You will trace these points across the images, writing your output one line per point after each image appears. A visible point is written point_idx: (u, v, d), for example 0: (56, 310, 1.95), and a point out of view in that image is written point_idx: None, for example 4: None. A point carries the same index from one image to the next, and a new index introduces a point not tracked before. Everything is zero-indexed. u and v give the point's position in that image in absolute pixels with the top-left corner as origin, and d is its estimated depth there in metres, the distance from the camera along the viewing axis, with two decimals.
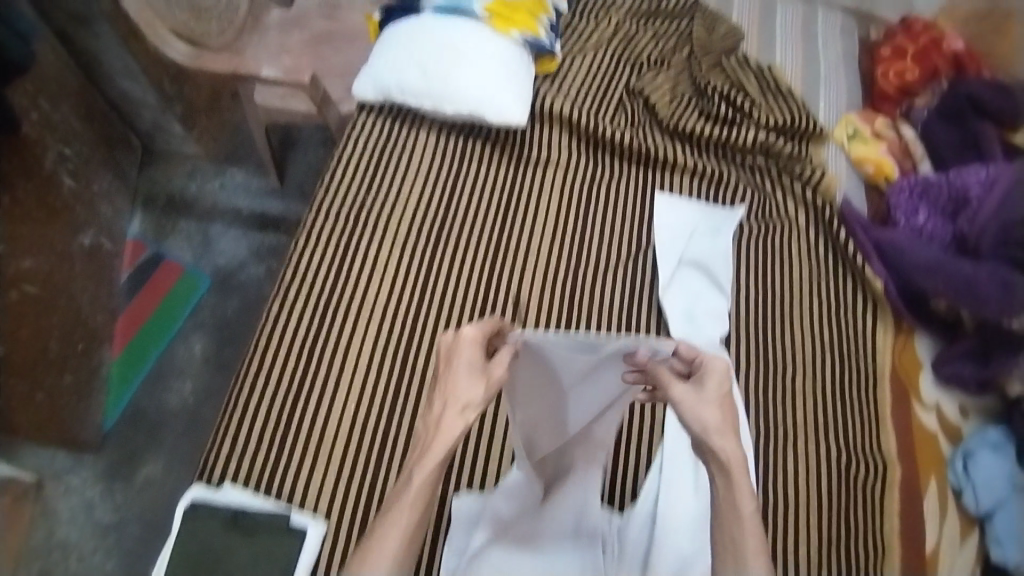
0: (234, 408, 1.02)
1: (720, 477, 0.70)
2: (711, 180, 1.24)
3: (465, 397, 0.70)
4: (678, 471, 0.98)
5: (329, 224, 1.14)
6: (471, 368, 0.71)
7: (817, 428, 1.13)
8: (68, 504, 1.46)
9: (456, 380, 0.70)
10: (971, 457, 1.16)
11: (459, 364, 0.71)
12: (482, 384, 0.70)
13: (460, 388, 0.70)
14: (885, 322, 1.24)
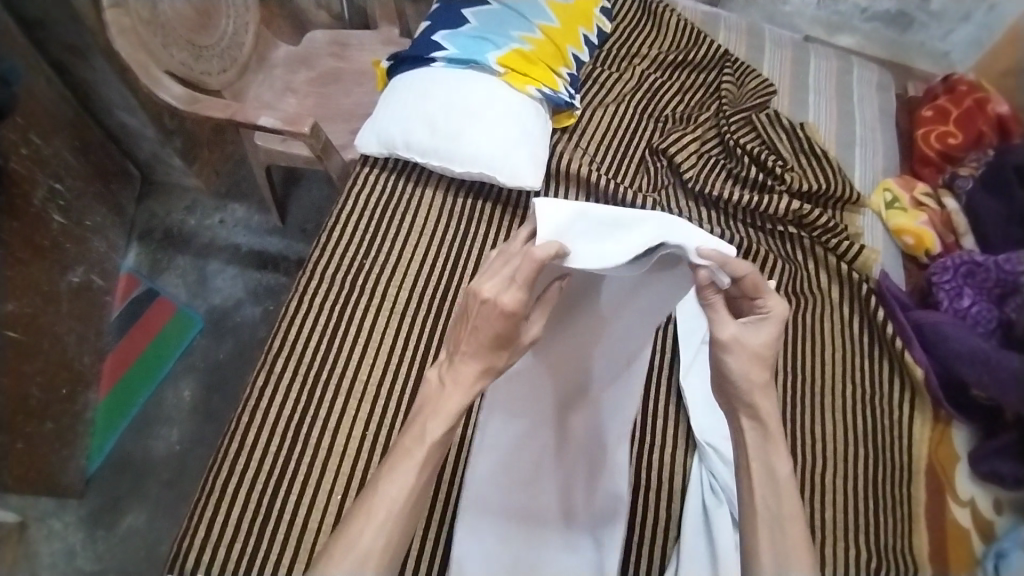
0: (209, 493, 0.92)
1: (758, 442, 0.73)
2: (740, 250, 1.14)
3: (488, 361, 0.69)
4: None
5: (324, 288, 1.05)
6: (502, 334, 0.67)
7: (861, 533, 0.99)
8: (47, 551, 1.34)
9: (485, 345, 0.67)
10: (1005, 558, 1.00)
11: (491, 328, 0.67)
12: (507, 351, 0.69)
13: (484, 354, 0.69)
14: (924, 412, 1.10)
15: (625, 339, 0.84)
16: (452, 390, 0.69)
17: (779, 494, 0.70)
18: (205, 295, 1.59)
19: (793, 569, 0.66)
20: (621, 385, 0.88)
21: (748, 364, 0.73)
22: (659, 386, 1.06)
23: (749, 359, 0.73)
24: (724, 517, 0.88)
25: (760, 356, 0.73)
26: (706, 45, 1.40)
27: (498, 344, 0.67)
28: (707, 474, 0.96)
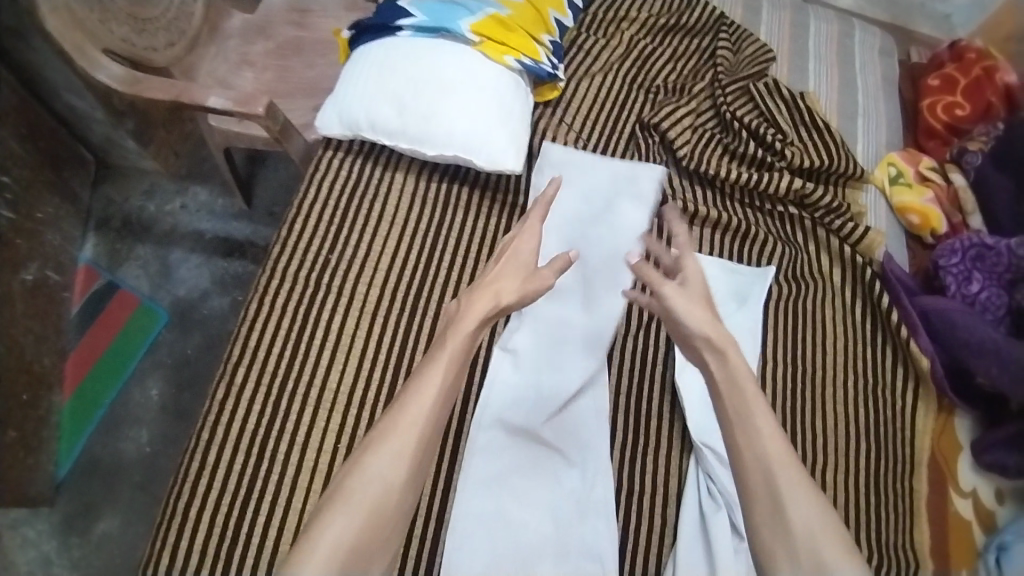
0: (171, 517, 0.87)
1: (716, 357, 0.76)
2: (737, 234, 1.06)
3: (505, 279, 0.80)
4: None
5: (286, 287, 0.96)
6: (523, 264, 0.82)
7: (863, 529, 0.95)
8: (22, 559, 1.28)
9: (510, 265, 0.81)
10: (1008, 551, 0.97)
11: (518, 256, 0.82)
12: (522, 279, 0.80)
13: (504, 275, 0.80)
14: (929, 400, 1.04)
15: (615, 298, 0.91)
16: (468, 308, 0.77)
17: (750, 413, 0.71)
18: (169, 286, 1.47)
19: (781, 475, 0.66)
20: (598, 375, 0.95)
21: (689, 306, 0.79)
22: (654, 385, 0.97)
23: (688, 301, 0.79)
24: (723, 524, 0.85)
25: (694, 299, 0.80)
26: (701, 6, 1.29)
27: (520, 269, 0.81)
28: (704, 478, 0.90)
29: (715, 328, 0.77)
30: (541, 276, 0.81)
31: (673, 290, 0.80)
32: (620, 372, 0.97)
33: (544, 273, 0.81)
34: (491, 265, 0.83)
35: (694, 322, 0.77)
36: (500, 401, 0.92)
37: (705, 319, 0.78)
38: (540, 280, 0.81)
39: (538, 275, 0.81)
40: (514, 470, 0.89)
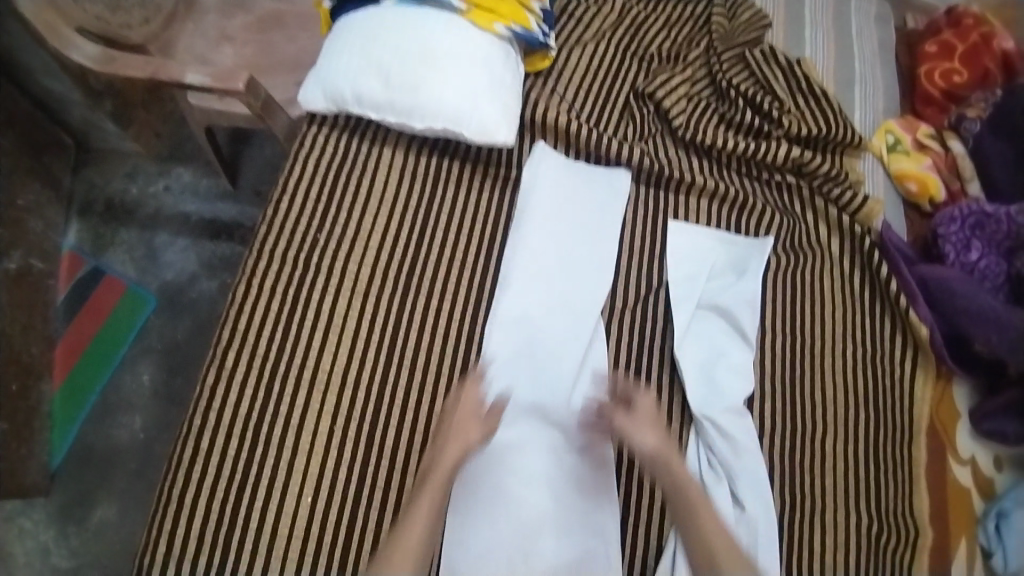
0: (166, 504, 0.87)
1: (660, 468, 0.85)
2: (734, 204, 1.04)
3: (470, 429, 0.84)
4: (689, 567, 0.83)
5: (274, 268, 0.94)
6: (476, 410, 0.86)
7: (855, 495, 0.97)
8: (21, 549, 1.28)
9: (468, 414, 0.85)
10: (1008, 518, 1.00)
11: (470, 401, 0.86)
12: (482, 423, 0.85)
13: (469, 424, 0.84)
14: (927, 367, 1.04)
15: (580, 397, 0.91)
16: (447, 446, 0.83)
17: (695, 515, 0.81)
18: (155, 271, 1.44)
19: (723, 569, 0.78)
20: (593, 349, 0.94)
21: (640, 433, 0.85)
22: (653, 359, 0.95)
23: (638, 426, 0.85)
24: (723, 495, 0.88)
25: (644, 422, 0.86)
26: None
27: (477, 416, 0.86)
28: (704, 449, 0.92)
29: (659, 444, 0.85)
30: (490, 418, 0.86)
31: (622, 420, 0.86)
32: (619, 348, 0.95)
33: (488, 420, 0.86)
34: (446, 422, 0.86)
35: (646, 446, 0.85)
36: (498, 379, 0.91)
37: (653, 445, 0.85)
38: (490, 424, 0.86)
39: (484, 423, 0.85)
40: (512, 448, 0.89)
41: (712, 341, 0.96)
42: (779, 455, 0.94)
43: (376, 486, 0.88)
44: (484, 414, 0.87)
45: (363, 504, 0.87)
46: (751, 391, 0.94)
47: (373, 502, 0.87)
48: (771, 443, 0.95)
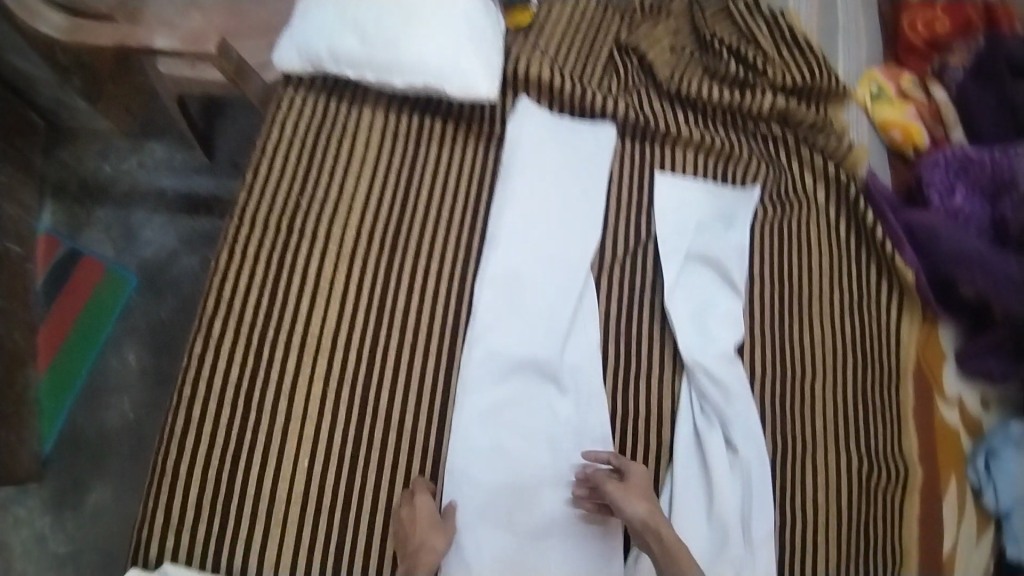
0: (160, 476, 0.86)
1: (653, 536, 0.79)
2: (721, 154, 1.04)
3: (430, 541, 0.81)
4: (689, 506, 0.90)
5: (257, 235, 0.93)
6: (432, 520, 0.83)
7: (841, 437, 0.99)
8: (17, 538, 1.28)
9: (426, 526, 0.82)
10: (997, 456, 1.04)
11: (424, 512, 0.83)
12: (442, 533, 0.82)
13: (428, 538, 0.81)
14: (912, 312, 1.06)
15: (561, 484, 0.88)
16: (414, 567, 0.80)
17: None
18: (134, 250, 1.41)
19: None
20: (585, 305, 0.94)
21: (629, 502, 0.81)
22: (644, 311, 0.95)
23: (628, 496, 0.82)
24: (716, 438, 0.92)
25: (635, 493, 0.82)
26: None
27: (435, 526, 0.83)
28: (697, 397, 0.94)
29: (652, 513, 0.81)
30: (448, 526, 0.83)
31: (616, 487, 0.83)
32: (611, 303, 0.95)
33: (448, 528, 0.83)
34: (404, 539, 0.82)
35: (637, 518, 0.81)
36: (490, 336, 0.91)
37: (644, 516, 0.80)
38: (449, 534, 0.83)
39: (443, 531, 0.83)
40: (507, 405, 0.90)
41: (701, 292, 0.97)
42: (769, 401, 0.97)
43: (372, 448, 0.88)
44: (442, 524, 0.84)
45: (359, 466, 0.88)
46: (740, 340, 0.96)
47: (370, 463, 0.88)
48: (762, 390, 0.97)
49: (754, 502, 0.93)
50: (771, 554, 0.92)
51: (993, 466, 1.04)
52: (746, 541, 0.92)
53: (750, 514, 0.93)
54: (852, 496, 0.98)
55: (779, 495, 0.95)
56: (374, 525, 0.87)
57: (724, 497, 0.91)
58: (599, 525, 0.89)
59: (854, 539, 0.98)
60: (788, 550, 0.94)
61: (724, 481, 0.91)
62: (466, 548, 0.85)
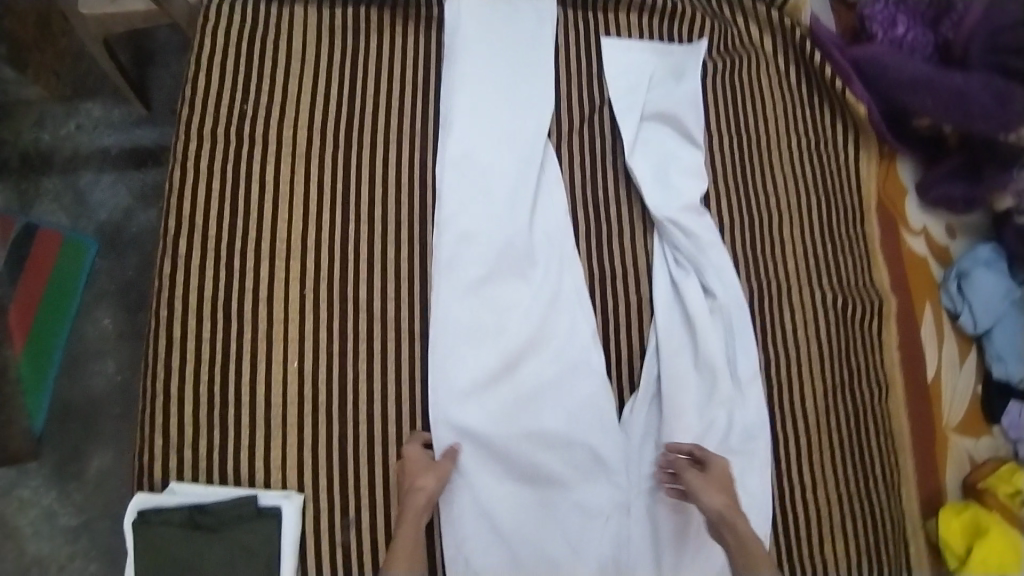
0: (153, 399, 0.87)
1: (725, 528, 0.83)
2: (665, 13, 1.03)
3: (421, 483, 0.83)
4: (679, 356, 0.92)
5: (207, 151, 0.92)
6: (421, 462, 0.84)
7: (815, 273, 1.01)
8: (28, 518, 1.28)
9: (418, 470, 0.84)
10: (968, 278, 1.05)
11: (415, 458, 0.84)
12: (433, 474, 0.84)
13: (419, 478, 0.83)
14: (868, 147, 1.08)
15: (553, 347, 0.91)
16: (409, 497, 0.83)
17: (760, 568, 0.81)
18: (87, 213, 1.38)
19: None
20: (549, 174, 0.95)
21: (707, 493, 0.83)
22: (606, 173, 0.96)
23: (707, 487, 0.84)
24: (692, 284, 0.94)
25: (716, 485, 0.84)
26: None
27: (427, 468, 0.84)
28: (670, 251, 0.96)
29: (730, 503, 0.84)
30: (440, 466, 0.85)
31: (697, 477, 0.84)
32: (573, 169, 0.96)
33: (440, 467, 0.84)
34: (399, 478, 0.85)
35: (711, 510, 0.83)
36: (455, 217, 0.92)
37: (720, 509, 0.83)
38: (442, 472, 0.84)
39: (435, 470, 0.84)
40: (484, 282, 0.91)
41: (659, 148, 0.99)
42: (740, 248, 0.99)
43: (359, 339, 0.89)
44: (434, 463, 0.85)
45: (349, 360, 0.88)
46: (705, 189, 0.98)
47: (359, 353, 0.89)
48: (733, 237, 0.98)
49: (738, 344, 0.96)
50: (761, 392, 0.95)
51: (965, 287, 1.06)
52: (736, 386, 0.95)
53: (733, 355, 0.95)
54: (831, 328, 1.01)
55: (760, 335, 0.98)
56: (373, 415, 0.88)
57: (707, 339, 0.93)
58: (587, 384, 0.90)
59: (839, 367, 1.00)
60: (775, 388, 0.97)
61: (706, 326, 0.93)
62: (468, 421, 0.88)
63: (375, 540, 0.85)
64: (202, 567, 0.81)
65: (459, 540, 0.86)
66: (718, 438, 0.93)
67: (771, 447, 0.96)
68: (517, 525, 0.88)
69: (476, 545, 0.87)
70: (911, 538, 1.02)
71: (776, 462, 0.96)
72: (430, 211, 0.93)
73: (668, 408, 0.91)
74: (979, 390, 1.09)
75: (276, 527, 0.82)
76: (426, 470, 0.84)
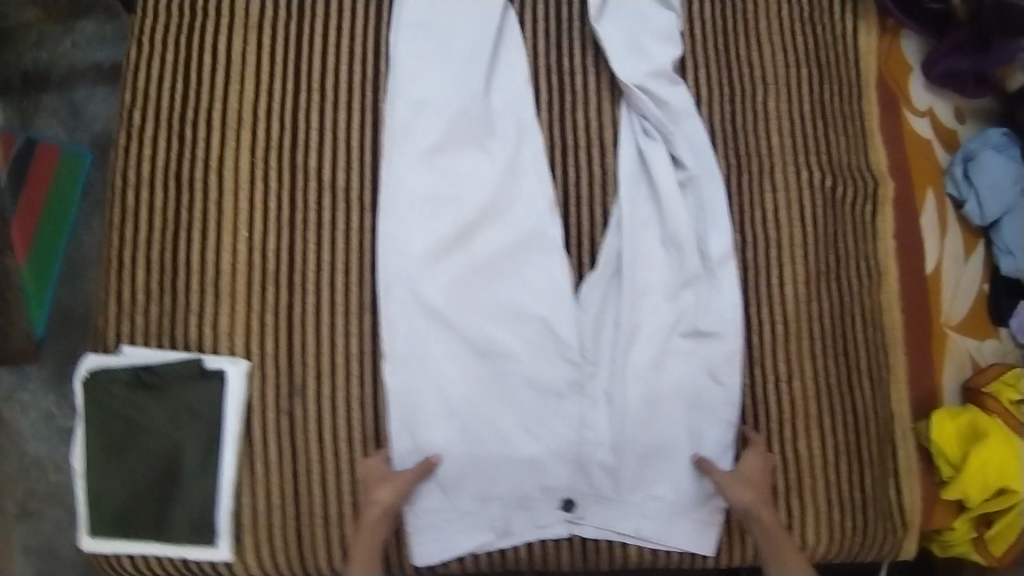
0: (108, 268, 0.85)
1: (752, 519, 0.86)
2: None
3: (377, 495, 0.82)
4: (644, 230, 0.89)
5: (161, 19, 0.90)
6: (378, 475, 0.83)
7: (802, 152, 0.94)
8: (27, 420, 1.28)
9: (375, 482, 0.83)
10: (976, 160, 0.97)
11: (375, 469, 0.83)
12: (390, 487, 0.82)
13: (377, 491, 0.82)
14: (869, 18, 0.98)
15: (509, 219, 0.87)
16: (367, 510, 0.82)
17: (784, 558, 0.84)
18: (80, 121, 1.30)
19: None
20: (510, 42, 0.90)
21: (737, 490, 0.86)
22: (572, 42, 0.91)
23: (735, 484, 0.86)
24: (659, 153, 0.88)
25: (741, 482, 0.87)
26: None
27: (384, 479, 0.83)
28: (637, 121, 0.90)
29: (762, 496, 0.87)
30: (398, 479, 0.83)
31: (725, 476, 0.87)
32: (539, 37, 0.91)
33: (398, 480, 0.83)
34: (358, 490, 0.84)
35: (743, 504, 0.86)
36: (412, 84, 0.87)
37: (748, 504, 0.86)
38: (399, 485, 0.82)
39: (392, 483, 0.82)
40: (440, 150, 0.87)
41: (631, 13, 0.91)
42: (718, 122, 0.92)
43: (311, 208, 0.86)
44: (392, 475, 0.83)
45: (301, 230, 0.85)
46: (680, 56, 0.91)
47: (310, 223, 0.86)
48: (711, 110, 0.92)
49: (710, 222, 0.90)
50: (734, 275, 0.90)
51: (972, 170, 0.97)
52: (707, 269, 0.90)
53: (705, 231, 0.90)
54: (817, 210, 0.94)
55: (734, 213, 0.92)
56: (324, 286, 0.85)
57: (675, 215, 0.88)
58: (545, 257, 0.87)
59: (824, 252, 0.94)
60: (751, 271, 0.92)
61: (674, 201, 0.88)
62: (421, 293, 0.85)
63: (322, 408, 0.85)
64: (150, 425, 0.81)
65: (407, 413, 0.84)
66: (686, 321, 0.89)
67: (743, 334, 0.91)
68: (467, 402, 0.85)
69: (426, 418, 0.84)
70: (898, 441, 0.95)
71: (748, 349, 0.91)
72: (383, 77, 0.89)
73: (628, 283, 0.88)
74: (985, 288, 1.00)
75: (220, 390, 0.82)
76: (383, 483, 0.83)
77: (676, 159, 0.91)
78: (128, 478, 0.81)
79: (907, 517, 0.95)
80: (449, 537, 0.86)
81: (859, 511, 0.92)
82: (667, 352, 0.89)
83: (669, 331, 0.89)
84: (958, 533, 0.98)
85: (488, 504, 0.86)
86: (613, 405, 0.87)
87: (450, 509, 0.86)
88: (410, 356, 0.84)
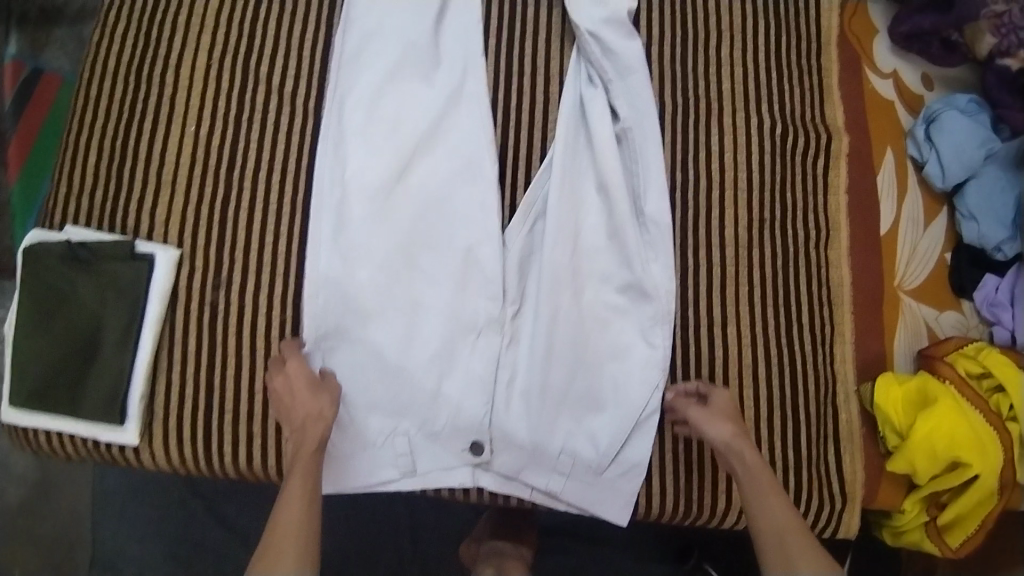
0: (65, 152, 0.90)
1: (733, 459, 0.76)
2: None
3: (321, 407, 0.78)
4: (572, 180, 0.88)
5: None
6: (310, 382, 0.80)
7: (752, 112, 0.93)
8: None
9: (311, 389, 0.79)
10: (937, 121, 0.93)
11: (304, 373, 0.80)
12: (329, 394, 0.80)
13: (316, 400, 0.79)
14: None
15: (447, 140, 0.89)
16: (314, 425, 0.77)
17: (775, 508, 0.72)
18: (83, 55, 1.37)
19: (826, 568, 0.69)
20: None
21: (713, 424, 0.78)
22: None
23: (711, 419, 0.78)
24: (598, 100, 0.89)
25: (719, 414, 0.79)
26: None
27: (320, 387, 0.80)
28: (585, 66, 0.92)
29: (739, 432, 0.77)
30: (332, 387, 0.81)
31: (699, 412, 0.79)
32: None
33: (331, 386, 0.81)
34: (279, 397, 0.79)
35: (722, 440, 0.77)
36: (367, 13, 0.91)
37: (728, 439, 0.77)
38: (337, 394, 0.81)
39: (327, 392, 0.80)
40: (385, 76, 0.89)
41: None
42: (666, 85, 0.92)
43: (256, 114, 0.90)
44: (320, 382, 0.81)
45: (246, 129, 0.90)
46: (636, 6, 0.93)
47: (253, 126, 0.90)
48: (660, 66, 0.93)
49: (646, 178, 0.89)
50: (668, 224, 0.88)
51: (933, 132, 0.93)
52: (639, 224, 0.88)
53: (640, 188, 0.88)
54: (760, 170, 0.92)
55: (673, 169, 0.91)
56: (257, 185, 0.88)
57: (607, 165, 0.87)
58: (476, 183, 0.88)
59: (765, 214, 0.91)
60: (692, 233, 0.90)
61: (609, 152, 0.88)
62: (346, 214, 0.86)
63: (243, 308, 0.86)
64: (80, 300, 0.85)
65: (320, 333, 0.85)
66: (618, 274, 0.88)
67: (676, 295, 0.88)
68: (381, 326, 0.85)
69: (340, 344, 0.85)
70: (840, 404, 0.90)
71: (679, 306, 0.88)
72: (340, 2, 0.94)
73: (551, 232, 0.86)
74: (947, 258, 0.96)
75: (147, 271, 0.85)
76: (318, 390, 0.80)
77: (614, 110, 0.91)
78: (49, 351, 0.84)
79: (846, 491, 0.88)
80: (359, 470, 0.84)
81: (789, 474, 0.87)
82: (588, 309, 0.87)
83: (600, 285, 0.88)
84: (907, 516, 0.90)
85: (393, 440, 0.84)
86: (528, 351, 0.86)
87: (358, 438, 0.84)
88: (327, 274, 0.85)
